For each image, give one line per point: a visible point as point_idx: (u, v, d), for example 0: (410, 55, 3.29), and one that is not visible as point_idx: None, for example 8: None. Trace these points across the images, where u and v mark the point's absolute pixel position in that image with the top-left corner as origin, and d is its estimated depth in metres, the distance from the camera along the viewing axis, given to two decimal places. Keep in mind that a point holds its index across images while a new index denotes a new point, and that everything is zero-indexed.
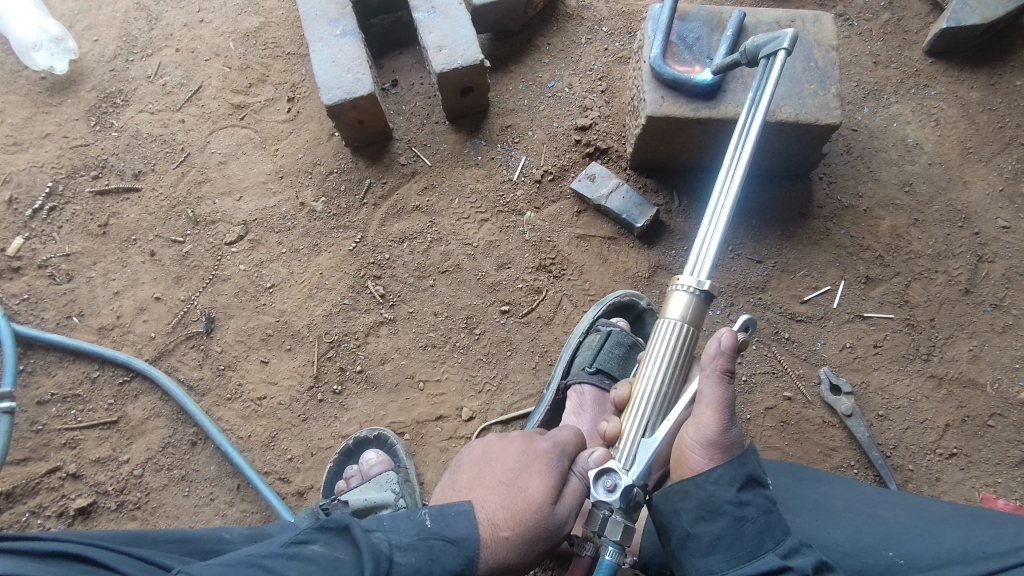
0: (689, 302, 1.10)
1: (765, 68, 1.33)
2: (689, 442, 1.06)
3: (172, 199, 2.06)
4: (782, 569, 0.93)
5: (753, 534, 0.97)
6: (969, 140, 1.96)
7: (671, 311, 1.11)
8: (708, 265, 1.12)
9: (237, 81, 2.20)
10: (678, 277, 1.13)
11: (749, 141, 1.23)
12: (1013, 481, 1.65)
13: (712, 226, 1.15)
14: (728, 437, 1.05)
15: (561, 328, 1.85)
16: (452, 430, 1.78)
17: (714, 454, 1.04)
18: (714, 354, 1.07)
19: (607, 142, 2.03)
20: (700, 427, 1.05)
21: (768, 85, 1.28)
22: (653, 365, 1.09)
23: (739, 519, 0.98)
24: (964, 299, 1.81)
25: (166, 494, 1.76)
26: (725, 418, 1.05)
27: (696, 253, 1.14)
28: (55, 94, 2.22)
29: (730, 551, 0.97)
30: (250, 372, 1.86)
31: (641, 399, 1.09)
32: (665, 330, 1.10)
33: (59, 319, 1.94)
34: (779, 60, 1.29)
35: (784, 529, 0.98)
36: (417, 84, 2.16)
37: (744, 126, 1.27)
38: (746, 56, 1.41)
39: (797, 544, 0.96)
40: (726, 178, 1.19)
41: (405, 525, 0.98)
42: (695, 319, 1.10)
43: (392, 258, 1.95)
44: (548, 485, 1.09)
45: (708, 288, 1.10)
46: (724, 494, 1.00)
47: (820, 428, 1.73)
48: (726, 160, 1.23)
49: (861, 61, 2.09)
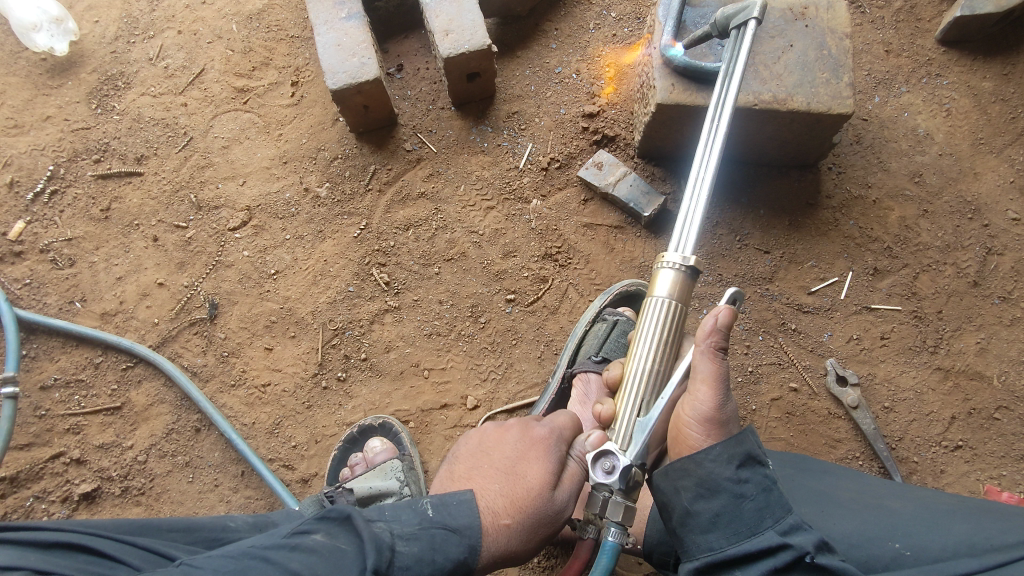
0: (677, 278, 1.08)
1: (736, 38, 1.34)
2: (684, 419, 1.05)
3: (175, 183, 2.04)
4: (782, 546, 0.92)
5: (752, 511, 0.96)
6: (981, 131, 1.94)
7: (659, 289, 1.09)
8: (692, 240, 1.11)
9: (240, 64, 2.17)
10: (663, 255, 1.11)
11: (726, 113, 1.21)
12: (1018, 474, 1.65)
13: (694, 199, 1.14)
14: (724, 412, 1.03)
15: (567, 318, 1.84)
16: (456, 418, 1.78)
17: (711, 430, 1.02)
18: (709, 331, 1.06)
19: (615, 129, 2.01)
20: (696, 404, 1.04)
21: (740, 56, 1.28)
22: (643, 345, 1.08)
23: (738, 497, 0.97)
24: (972, 292, 1.80)
25: (171, 480, 1.76)
26: (721, 394, 1.04)
27: (679, 229, 1.13)
28: (56, 75, 2.19)
29: (730, 527, 0.96)
30: (254, 358, 1.86)
31: (633, 379, 1.08)
32: (653, 309, 1.09)
33: (61, 304, 1.93)
34: (750, 28, 1.29)
35: (784, 505, 0.96)
36: (423, 70, 2.14)
37: (720, 97, 1.26)
38: (716, 28, 1.43)
39: (798, 522, 0.94)
40: (705, 153, 1.19)
41: (406, 515, 0.98)
42: (683, 296, 1.09)
43: (397, 245, 1.93)
44: (546, 471, 1.08)
45: (695, 263, 1.09)
46: (722, 471, 0.99)
47: (825, 419, 1.73)
48: (704, 131, 1.23)
49: (872, 49, 2.06)
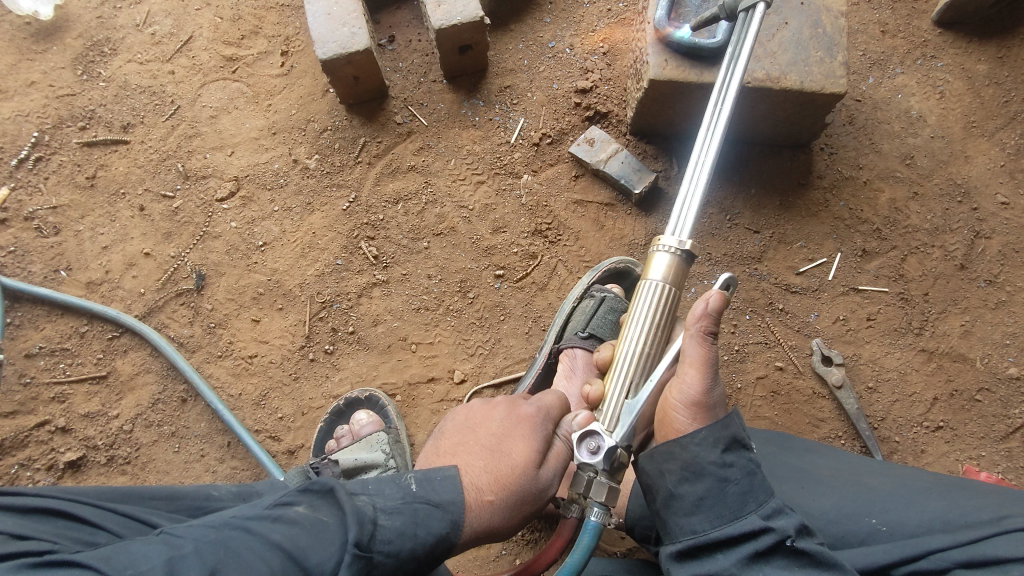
0: (672, 263, 1.07)
1: (743, 21, 1.29)
2: (672, 403, 1.03)
3: (161, 152, 2.02)
4: (764, 530, 0.93)
5: (736, 495, 0.96)
6: (973, 114, 1.94)
7: (654, 272, 1.08)
8: (689, 224, 1.10)
9: (229, 32, 2.13)
10: (660, 237, 1.10)
11: (729, 97, 1.19)
12: (997, 455, 1.67)
13: (693, 183, 1.12)
14: (711, 396, 1.02)
15: (556, 294, 1.84)
16: (443, 392, 1.78)
17: (697, 413, 1.02)
18: (700, 315, 1.05)
19: (607, 106, 1.99)
20: (684, 387, 1.03)
21: (747, 40, 1.24)
22: (635, 327, 1.07)
23: (722, 481, 0.97)
24: (959, 275, 1.81)
25: (157, 449, 1.76)
26: (709, 377, 1.03)
27: (677, 213, 1.12)
28: (40, 40, 2.15)
29: (713, 511, 0.96)
30: (241, 330, 1.85)
31: (623, 361, 1.07)
32: (647, 292, 1.08)
33: (46, 273, 1.91)
34: (759, 12, 1.25)
35: (766, 490, 0.97)
36: (416, 41, 2.11)
37: (723, 83, 1.23)
38: (723, 11, 1.38)
39: (780, 506, 0.95)
40: (706, 137, 1.16)
41: (390, 489, 0.95)
42: (677, 281, 1.08)
43: (386, 219, 1.92)
44: (532, 448, 1.05)
45: (691, 248, 1.08)
46: (707, 455, 0.99)
47: (810, 399, 1.74)
48: (707, 116, 1.20)
49: (868, 29, 2.04)
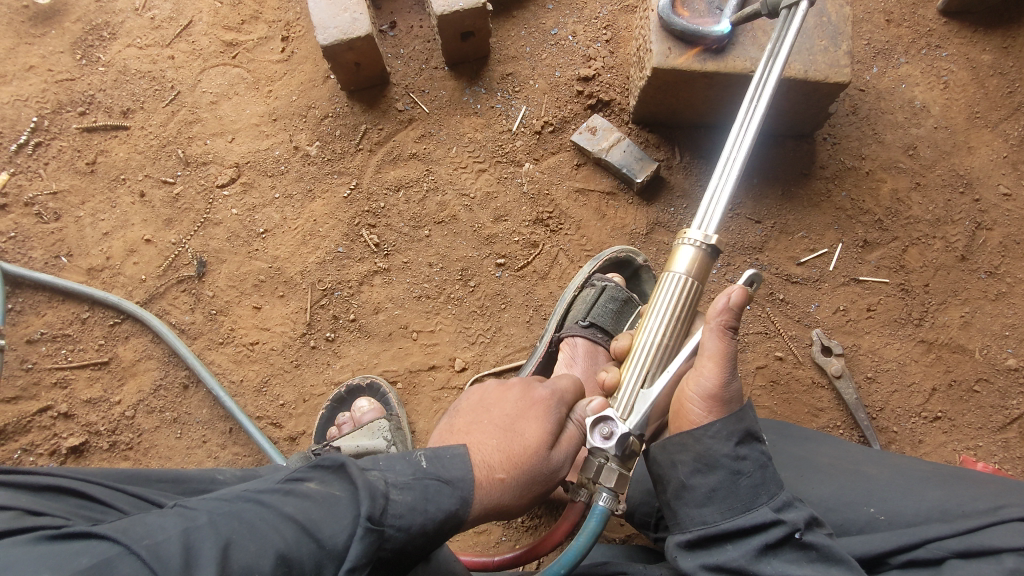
0: (697, 256, 1.07)
1: (785, 19, 1.28)
2: (687, 394, 1.04)
3: (161, 138, 2.01)
4: (775, 523, 0.92)
5: (748, 488, 0.96)
6: (977, 104, 1.93)
7: (678, 265, 1.08)
8: (716, 218, 1.09)
9: (229, 17, 2.12)
10: (686, 230, 1.09)
11: (765, 94, 1.19)
12: (994, 445, 1.68)
13: (723, 178, 1.12)
14: (728, 390, 1.02)
15: (557, 283, 1.85)
16: (444, 380, 1.79)
17: (712, 407, 1.01)
18: (721, 309, 1.04)
19: (610, 94, 1.98)
20: (700, 379, 1.03)
21: (788, 35, 1.24)
22: (655, 317, 1.07)
23: (735, 473, 0.97)
24: (959, 266, 1.81)
25: (159, 435, 1.77)
26: (727, 371, 1.02)
27: (705, 207, 1.11)
28: (39, 24, 2.13)
29: (725, 503, 0.96)
30: (242, 317, 1.85)
31: (640, 351, 1.07)
32: (670, 284, 1.07)
33: (47, 259, 1.91)
34: (801, 10, 1.24)
35: (778, 483, 0.97)
36: (417, 27, 2.09)
37: (761, 80, 1.23)
38: (765, 7, 1.35)
39: (791, 499, 0.95)
40: (739, 133, 1.15)
41: (400, 465, 0.95)
42: (701, 274, 1.08)
43: (387, 207, 1.92)
44: (545, 430, 1.05)
45: (716, 242, 1.07)
46: (721, 448, 0.99)
47: (809, 388, 1.75)
48: (741, 111, 1.19)
49: (873, 18, 2.03)
